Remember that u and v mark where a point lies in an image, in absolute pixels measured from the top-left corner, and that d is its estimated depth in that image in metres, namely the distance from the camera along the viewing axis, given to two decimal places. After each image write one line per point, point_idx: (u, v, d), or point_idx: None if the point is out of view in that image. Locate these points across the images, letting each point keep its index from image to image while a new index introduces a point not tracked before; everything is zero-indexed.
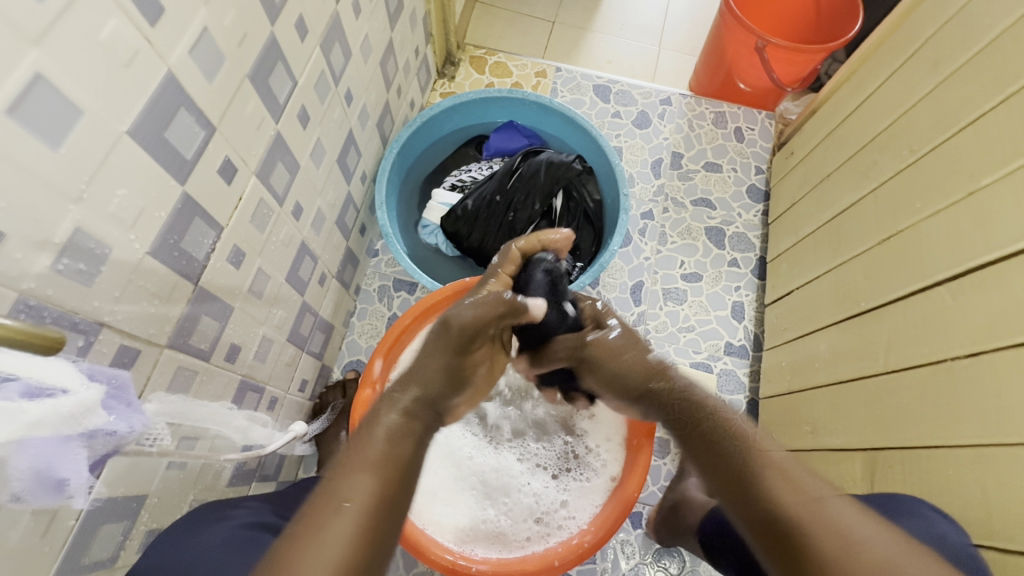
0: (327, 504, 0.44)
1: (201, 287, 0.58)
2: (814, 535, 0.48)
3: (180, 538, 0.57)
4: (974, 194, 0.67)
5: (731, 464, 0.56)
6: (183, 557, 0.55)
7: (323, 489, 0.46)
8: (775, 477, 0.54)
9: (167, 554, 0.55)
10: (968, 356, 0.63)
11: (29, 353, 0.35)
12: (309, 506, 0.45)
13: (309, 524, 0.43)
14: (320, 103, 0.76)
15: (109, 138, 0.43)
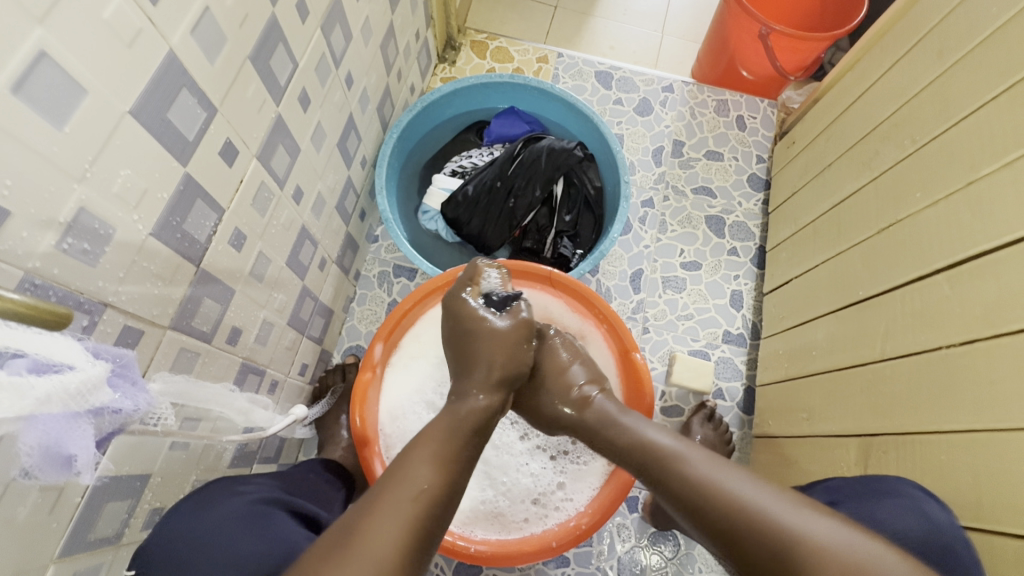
0: (402, 487, 0.47)
1: (203, 269, 0.58)
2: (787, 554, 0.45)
3: (193, 515, 0.56)
4: (974, 183, 0.67)
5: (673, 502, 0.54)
6: (194, 533, 0.54)
7: (394, 471, 0.49)
8: (701, 491, 0.52)
9: (180, 530, 0.54)
10: (964, 344, 0.63)
11: (35, 330, 0.35)
12: (383, 487, 0.48)
13: (384, 503, 0.46)
14: (320, 86, 0.76)
15: (112, 118, 0.42)
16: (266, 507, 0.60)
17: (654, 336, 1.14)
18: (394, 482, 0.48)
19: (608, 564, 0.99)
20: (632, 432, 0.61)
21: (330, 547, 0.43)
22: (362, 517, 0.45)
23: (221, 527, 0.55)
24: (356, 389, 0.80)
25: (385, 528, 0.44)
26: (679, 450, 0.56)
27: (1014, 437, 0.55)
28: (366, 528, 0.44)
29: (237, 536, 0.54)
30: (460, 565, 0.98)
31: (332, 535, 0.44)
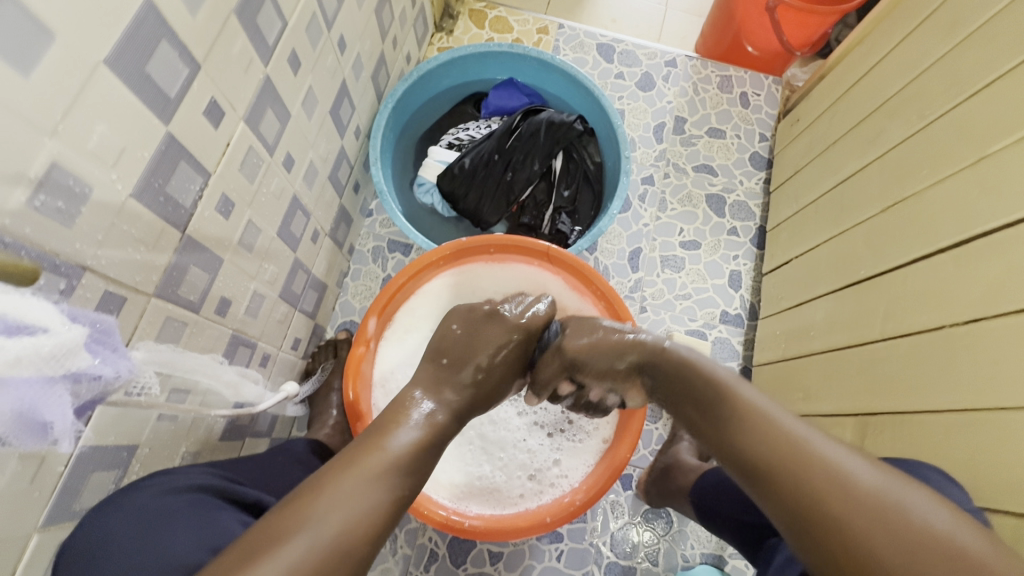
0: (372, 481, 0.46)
1: (188, 236, 0.56)
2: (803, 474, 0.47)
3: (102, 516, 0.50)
4: (984, 159, 0.65)
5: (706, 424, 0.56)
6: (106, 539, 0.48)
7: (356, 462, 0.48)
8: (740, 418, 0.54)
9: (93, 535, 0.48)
10: (967, 323, 0.62)
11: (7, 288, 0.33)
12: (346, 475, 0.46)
13: (351, 493, 0.45)
14: (312, 48, 0.72)
15: (84, 68, 0.40)
16: (205, 496, 0.55)
17: (651, 316, 1.13)
18: (350, 463, 0.47)
19: (601, 541, 1.00)
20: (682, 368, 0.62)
21: (274, 525, 0.41)
22: (310, 497, 0.43)
23: (154, 521, 0.50)
24: (350, 363, 0.79)
25: (339, 510, 0.43)
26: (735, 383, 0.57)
27: (1013, 415, 0.55)
28: (313, 507, 0.43)
29: (169, 532, 0.49)
30: (453, 539, 0.99)
31: (274, 515, 0.43)
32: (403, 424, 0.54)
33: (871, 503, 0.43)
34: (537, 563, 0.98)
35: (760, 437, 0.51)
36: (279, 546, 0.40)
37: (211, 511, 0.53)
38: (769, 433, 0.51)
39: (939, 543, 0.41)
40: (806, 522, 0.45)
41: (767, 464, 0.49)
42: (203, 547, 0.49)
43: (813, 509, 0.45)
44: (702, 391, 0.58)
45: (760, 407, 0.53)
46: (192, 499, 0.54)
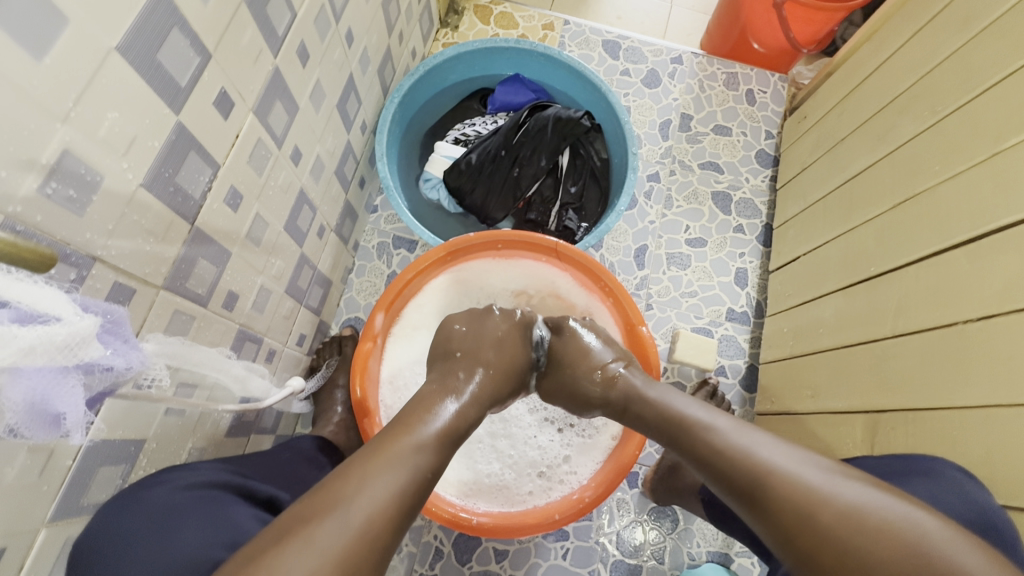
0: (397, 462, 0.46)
1: (197, 228, 0.55)
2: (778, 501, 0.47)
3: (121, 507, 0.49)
4: (997, 156, 0.65)
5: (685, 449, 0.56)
6: (121, 530, 0.48)
7: (382, 445, 0.47)
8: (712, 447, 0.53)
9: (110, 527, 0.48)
10: (981, 319, 0.62)
11: (22, 277, 0.33)
12: (374, 454, 0.46)
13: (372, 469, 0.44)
14: (320, 41, 0.72)
15: (97, 55, 0.39)
16: (216, 491, 0.55)
17: (656, 313, 1.12)
18: (384, 447, 0.47)
19: (607, 539, 1.00)
20: (657, 398, 0.62)
21: (310, 507, 0.41)
22: (343, 480, 0.43)
23: (167, 515, 0.49)
24: (357, 359, 0.78)
25: (376, 492, 0.42)
26: (709, 413, 0.57)
27: None
28: (349, 489, 0.42)
29: (180, 528, 0.49)
30: (459, 537, 0.98)
31: (308, 500, 0.42)
32: (431, 416, 0.52)
33: (855, 520, 0.43)
34: (543, 561, 0.98)
35: (736, 464, 0.51)
36: (318, 527, 0.39)
37: (223, 505, 0.53)
38: (744, 461, 0.50)
39: (933, 557, 0.40)
40: (795, 549, 0.45)
41: (748, 486, 0.49)
42: (218, 544, 0.48)
43: (800, 536, 0.45)
44: (678, 425, 0.58)
45: (733, 438, 0.53)
46: (202, 493, 0.53)
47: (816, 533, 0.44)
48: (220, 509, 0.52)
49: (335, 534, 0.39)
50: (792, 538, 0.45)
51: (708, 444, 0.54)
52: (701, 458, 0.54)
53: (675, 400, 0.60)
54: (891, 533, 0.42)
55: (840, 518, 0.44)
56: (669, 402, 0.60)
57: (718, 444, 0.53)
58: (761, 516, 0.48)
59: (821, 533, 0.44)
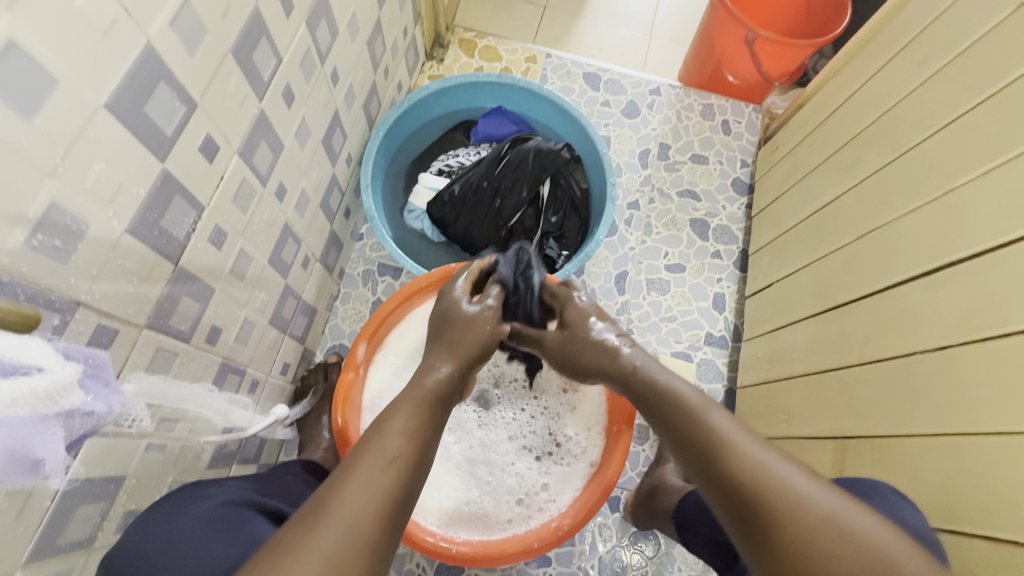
0: (375, 458, 0.48)
1: (181, 267, 0.57)
2: (766, 507, 0.46)
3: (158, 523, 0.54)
4: (950, 193, 0.69)
5: (684, 435, 0.55)
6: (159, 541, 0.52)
7: (362, 446, 0.50)
8: (712, 441, 0.53)
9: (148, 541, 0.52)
10: (938, 350, 0.65)
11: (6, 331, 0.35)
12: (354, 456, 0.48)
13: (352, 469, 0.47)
14: (305, 82, 0.75)
15: (85, 111, 0.41)
16: (241, 510, 0.59)
17: (637, 338, 1.15)
18: (366, 454, 0.48)
19: (589, 564, 1.00)
20: (663, 384, 0.60)
21: (301, 524, 0.42)
22: (333, 491, 0.45)
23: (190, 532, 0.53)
24: (339, 390, 0.80)
25: (362, 500, 0.44)
26: (712, 411, 0.55)
27: (981, 440, 0.57)
28: (338, 501, 0.44)
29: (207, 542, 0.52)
30: (441, 565, 0.98)
31: (302, 514, 0.44)
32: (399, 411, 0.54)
33: (836, 539, 0.43)
34: None
35: (735, 462, 0.50)
36: (312, 536, 0.41)
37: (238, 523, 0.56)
38: (739, 461, 0.50)
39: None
40: (766, 551, 0.45)
41: (740, 485, 0.49)
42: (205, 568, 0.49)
43: (778, 542, 0.45)
44: (679, 420, 0.57)
45: (733, 438, 0.52)
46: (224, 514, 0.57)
47: (786, 544, 0.44)
48: (235, 525, 0.55)
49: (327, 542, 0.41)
50: (769, 541, 0.45)
51: (707, 442, 0.53)
52: (699, 447, 0.53)
53: (683, 389, 0.59)
54: (870, 553, 0.42)
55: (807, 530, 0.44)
56: (679, 391, 0.58)
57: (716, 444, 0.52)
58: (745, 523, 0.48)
59: (788, 542, 0.44)
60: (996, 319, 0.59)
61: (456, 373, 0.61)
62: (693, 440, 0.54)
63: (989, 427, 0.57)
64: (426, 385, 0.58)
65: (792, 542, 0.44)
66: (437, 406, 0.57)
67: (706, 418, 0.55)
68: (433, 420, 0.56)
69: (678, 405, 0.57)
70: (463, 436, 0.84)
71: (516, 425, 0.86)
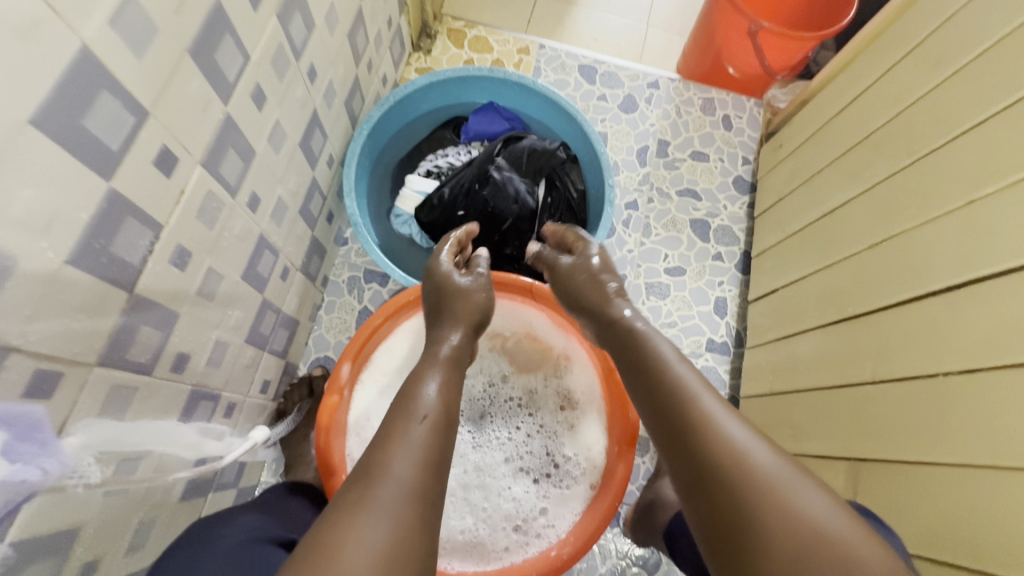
0: (408, 419, 0.50)
1: (137, 294, 0.51)
2: (708, 459, 0.49)
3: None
4: (973, 204, 0.64)
5: (648, 383, 0.58)
6: None
7: (395, 410, 0.52)
8: (672, 389, 0.55)
9: None
10: (963, 373, 0.60)
11: None
12: (389, 423, 0.50)
13: (390, 434, 0.49)
14: (278, 80, 0.68)
15: (6, 130, 0.35)
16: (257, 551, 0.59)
17: None
18: (400, 419, 0.50)
19: None
20: (640, 336, 0.63)
21: (354, 487, 0.45)
22: (378, 454, 0.47)
23: None
24: (322, 413, 0.74)
25: (409, 460, 0.47)
26: (679, 363, 0.58)
27: (1010, 475, 0.53)
28: (383, 464, 0.46)
29: None
30: None
31: (354, 476, 0.46)
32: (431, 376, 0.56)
33: (766, 497, 0.46)
34: None
35: (690, 412, 0.52)
36: (374, 492, 0.44)
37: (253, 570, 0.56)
38: (695, 413, 0.52)
39: (824, 537, 0.44)
40: (702, 495, 0.49)
41: (690, 433, 0.51)
42: None
43: (714, 492, 0.48)
44: (651, 379, 0.57)
45: (694, 391, 0.54)
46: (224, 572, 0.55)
47: (733, 502, 0.47)
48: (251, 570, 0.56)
49: (380, 504, 0.43)
50: (707, 489, 0.48)
51: (682, 414, 0.53)
52: (658, 395, 0.56)
53: (657, 341, 0.61)
54: (795, 516, 0.45)
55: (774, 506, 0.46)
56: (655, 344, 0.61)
57: (692, 419, 0.52)
58: (698, 492, 0.49)
59: (722, 491, 0.47)
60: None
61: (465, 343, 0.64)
62: (654, 389, 0.56)
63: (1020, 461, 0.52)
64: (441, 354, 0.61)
65: (726, 494, 0.47)
66: (456, 369, 0.60)
67: (672, 370, 0.57)
68: (455, 382, 0.58)
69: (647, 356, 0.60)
70: (457, 459, 0.81)
71: (512, 445, 0.83)
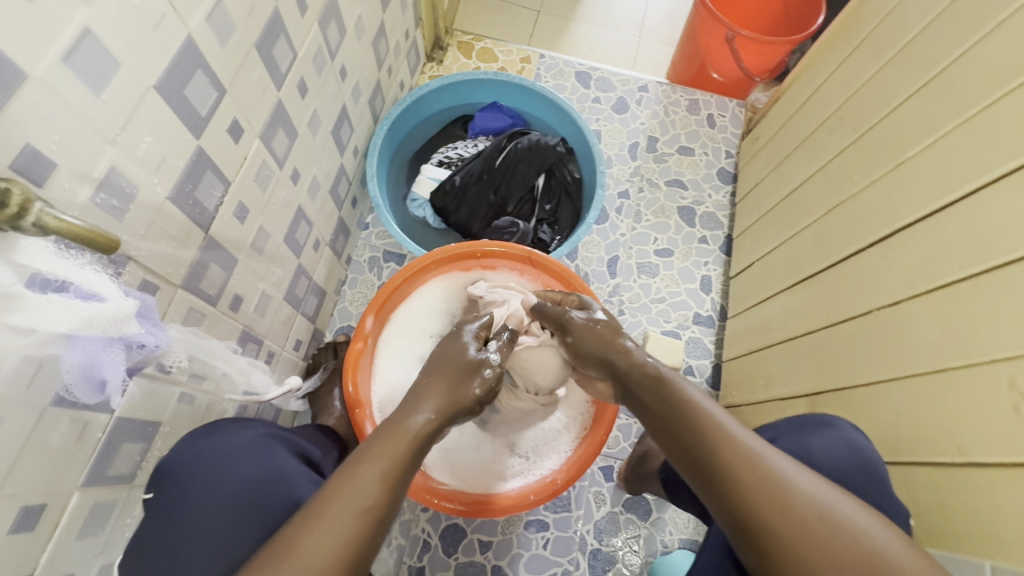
0: (347, 502, 0.50)
1: (210, 235, 0.64)
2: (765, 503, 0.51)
3: (200, 438, 0.62)
4: (901, 166, 0.76)
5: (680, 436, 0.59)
6: (197, 454, 0.60)
7: (339, 481, 0.52)
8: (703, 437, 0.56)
9: (190, 452, 0.61)
10: (891, 305, 0.71)
11: (93, 265, 0.44)
12: (332, 490, 0.51)
13: (324, 509, 0.49)
14: (317, 76, 0.82)
15: (139, 91, 0.48)
16: (274, 445, 0.66)
17: (629, 319, 1.21)
18: (339, 497, 0.50)
19: (585, 529, 1.06)
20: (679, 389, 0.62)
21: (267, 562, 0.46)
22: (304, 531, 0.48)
23: (214, 458, 0.61)
24: (350, 358, 0.86)
25: (329, 542, 0.47)
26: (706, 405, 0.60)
27: (929, 380, 0.63)
28: (306, 542, 0.47)
29: (237, 461, 0.61)
30: (445, 530, 1.04)
31: (274, 548, 0.47)
32: (389, 448, 0.56)
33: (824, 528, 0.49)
34: (525, 551, 1.04)
35: (730, 457, 0.54)
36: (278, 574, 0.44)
37: (266, 451, 0.64)
38: (738, 459, 0.54)
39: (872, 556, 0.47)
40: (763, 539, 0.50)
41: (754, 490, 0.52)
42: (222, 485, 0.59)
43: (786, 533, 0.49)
44: (684, 436, 0.58)
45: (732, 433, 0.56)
46: (244, 444, 0.63)
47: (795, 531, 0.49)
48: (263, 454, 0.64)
49: None
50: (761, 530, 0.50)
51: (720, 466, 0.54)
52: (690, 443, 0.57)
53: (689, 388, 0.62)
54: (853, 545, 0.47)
55: (775, 502, 0.51)
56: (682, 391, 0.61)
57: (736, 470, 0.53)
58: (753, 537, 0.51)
59: (794, 529, 0.49)
60: (952, 265, 0.64)
61: (442, 419, 0.62)
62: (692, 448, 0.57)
63: (927, 368, 0.64)
64: (411, 428, 0.58)
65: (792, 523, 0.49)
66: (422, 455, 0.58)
67: (703, 411, 0.59)
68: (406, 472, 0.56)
69: (679, 400, 0.61)
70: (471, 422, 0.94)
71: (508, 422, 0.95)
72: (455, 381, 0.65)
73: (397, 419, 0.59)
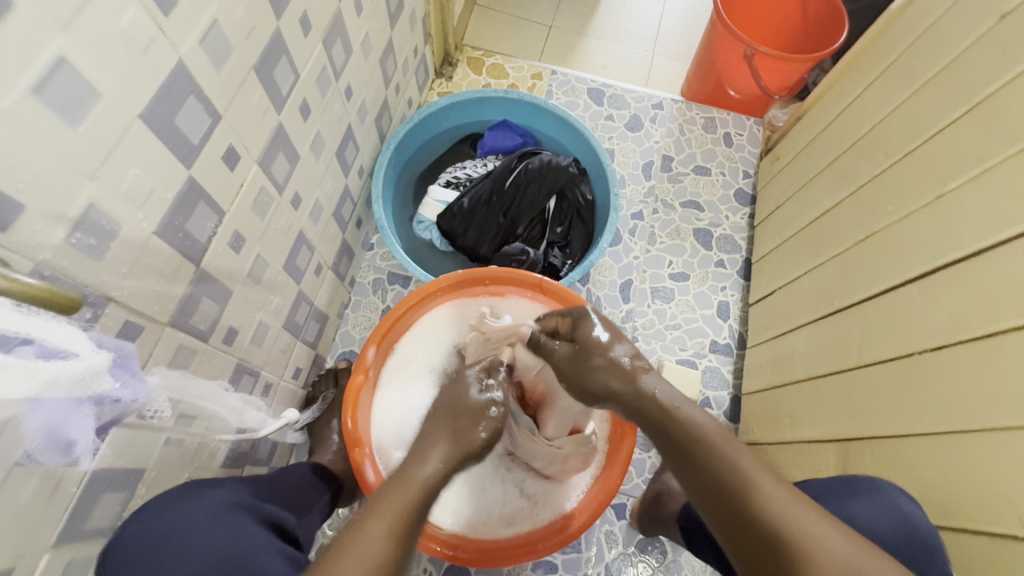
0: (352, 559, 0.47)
1: (202, 269, 0.60)
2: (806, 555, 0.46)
3: (165, 505, 0.57)
4: (941, 198, 0.70)
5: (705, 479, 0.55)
6: (160, 528, 0.55)
7: (342, 541, 0.49)
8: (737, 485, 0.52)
9: (155, 519, 0.55)
10: (935, 349, 0.66)
11: (58, 320, 0.40)
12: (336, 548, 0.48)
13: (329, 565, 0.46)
14: (321, 97, 0.79)
15: (124, 121, 0.45)
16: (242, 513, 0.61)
17: (643, 346, 1.16)
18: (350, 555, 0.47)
19: (596, 571, 1.00)
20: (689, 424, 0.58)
21: None
22: None
23: (188, 526, 0.56)
24: (350, 391, 0.83)
25: None
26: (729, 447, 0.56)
27: (980, 438, 0.57)
28: None
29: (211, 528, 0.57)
30: (448, 570, 0.99)
31: None
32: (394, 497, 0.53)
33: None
34: None
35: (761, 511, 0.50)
36: None
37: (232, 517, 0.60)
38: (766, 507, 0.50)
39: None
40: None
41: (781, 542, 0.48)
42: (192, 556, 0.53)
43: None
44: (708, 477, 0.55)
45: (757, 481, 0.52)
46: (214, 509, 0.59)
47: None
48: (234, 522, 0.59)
49: None
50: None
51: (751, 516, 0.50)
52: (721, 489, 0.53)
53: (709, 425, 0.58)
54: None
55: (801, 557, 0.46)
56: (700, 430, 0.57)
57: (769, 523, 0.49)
58: None
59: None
60: (1003, 310, 0.58)
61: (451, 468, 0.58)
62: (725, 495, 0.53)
63: (978, 423, 0.58)
64: (417, 479, 0.55)
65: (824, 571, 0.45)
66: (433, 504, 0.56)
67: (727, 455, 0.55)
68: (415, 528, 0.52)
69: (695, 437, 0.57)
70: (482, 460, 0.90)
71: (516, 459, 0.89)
72: (458, 429, 0.62)
73: (408, 466, 0.57)
